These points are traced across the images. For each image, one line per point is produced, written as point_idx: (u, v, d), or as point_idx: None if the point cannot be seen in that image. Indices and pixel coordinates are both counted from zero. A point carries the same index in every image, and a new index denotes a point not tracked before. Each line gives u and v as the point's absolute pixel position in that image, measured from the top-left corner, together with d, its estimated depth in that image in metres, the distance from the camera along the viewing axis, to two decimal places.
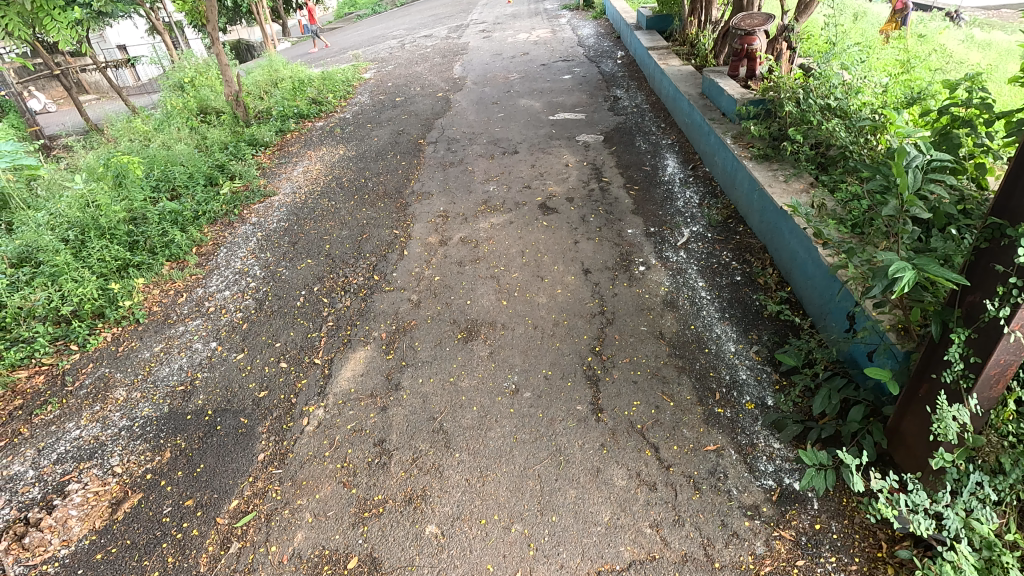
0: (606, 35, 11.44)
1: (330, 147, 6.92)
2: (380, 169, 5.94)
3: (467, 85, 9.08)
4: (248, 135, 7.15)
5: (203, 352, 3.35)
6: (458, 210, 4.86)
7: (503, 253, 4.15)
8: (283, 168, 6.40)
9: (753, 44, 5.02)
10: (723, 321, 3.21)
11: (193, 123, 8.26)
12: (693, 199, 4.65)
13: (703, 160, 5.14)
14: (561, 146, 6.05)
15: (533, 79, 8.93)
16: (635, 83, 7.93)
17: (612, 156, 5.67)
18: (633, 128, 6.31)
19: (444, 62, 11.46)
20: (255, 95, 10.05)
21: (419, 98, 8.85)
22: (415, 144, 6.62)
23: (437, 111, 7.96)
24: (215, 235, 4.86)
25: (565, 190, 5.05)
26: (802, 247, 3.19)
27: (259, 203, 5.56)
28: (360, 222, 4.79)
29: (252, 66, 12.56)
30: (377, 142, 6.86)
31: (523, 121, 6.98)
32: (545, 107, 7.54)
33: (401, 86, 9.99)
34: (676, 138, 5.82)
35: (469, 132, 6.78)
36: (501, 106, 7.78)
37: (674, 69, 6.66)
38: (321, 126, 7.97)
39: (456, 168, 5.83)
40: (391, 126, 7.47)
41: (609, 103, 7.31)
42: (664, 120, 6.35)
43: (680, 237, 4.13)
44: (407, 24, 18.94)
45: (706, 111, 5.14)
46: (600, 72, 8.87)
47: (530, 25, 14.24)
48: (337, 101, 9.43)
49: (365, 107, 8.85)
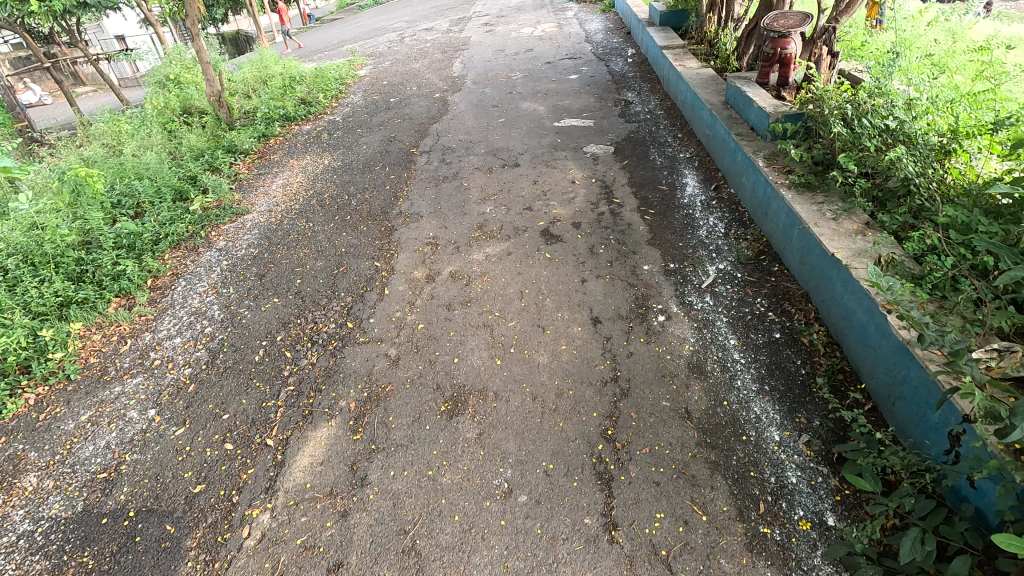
0: (616, 30, 10.78)
1: (315, 155, 6.35)
2: (366, 183, 5.37)
3: (466, 85, 8.47)
4: (226, 142, 6.59)
5: (137, 425, 2.81)
6: (449, 237, 4.29)
7: (498, 293, 3.58)
8: (261, 180, 5.84)
9: (788, 48, 4.39)
10: (763, 395, 2.64)
11: (172, 127, 7.70)
12: (717, 227, 4.06)
13: (727, 179, 4.54)
14: (566, 159, 5.45)
15: (537, 79, 8.30)
16: (647, 86, 7.31)
17: (624, 172, 5.07)
18: (646, 138, 5.71)
19: (443, 58, 10.85)
20: (242, 94, 9.48)
21: (415, 99, 8.25)
22: (407, 153, 6.04)
23: (433, 114, 7.37)
24: (175, 264, 4.30)
25: (571, 213, 4.48)
26: (859, 305, 2.62)
27: (230, 222, 5.00)
28: (337, 250, 4.22)
29: (243, 61, 11.97)
30: (366, 150, 6.28)
31: (525, 128, 6.39)
32: (549, 111, 6.93)
33: (396, 84, 9.39)
34: (696, 151, 5.22)
35: (466, 140, 6.19)
36: (502, 110, 7.18)
37: (692, 72, 6.04)
38: (308, 130, 7.40)
39: (450, 183, 5.25)
40: (383, 131, 6.89)
41: (619, 107, 6.70)
42: (680, 130, 5.74)
43: (704, 276, 3.56)
44: (408, 17, 18.29)
45: (732, 124, 4.55)
46: (610, 71, 8.25)
47: (534, 18, 13.57)
48: (328, 101, 8.84)
49: (357, 108, 8.27)
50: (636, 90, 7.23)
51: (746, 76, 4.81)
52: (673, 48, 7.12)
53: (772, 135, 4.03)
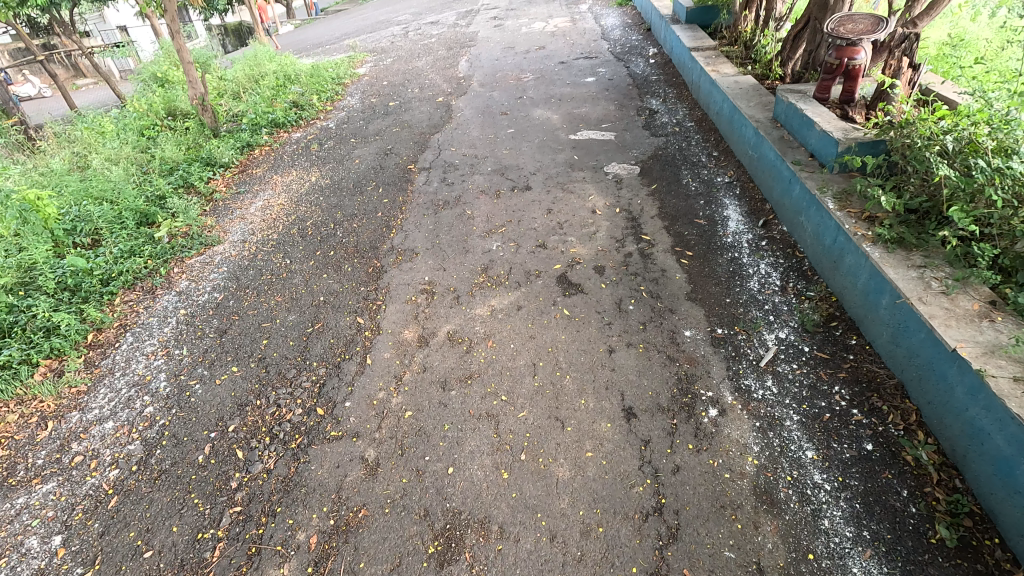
0: (634, 26, 10.02)
1: (301, 171, 5.67)
2: (356, 208, 4.70)
3: (472, 88, 7.77)
4: (204, 155, 5.94)
5: (35, 562, 2.18)
6: (448, 283, 3.61)
7: (505, 366, 2.90)
8: (239, 201, 5.18)
9: (856, 58, 3.64)
10: (864, 548, 1.96)
11: (152, 134, 7.07)
12: (771, 279, 3.36)
13: (778, 214, 3.83)
14: (585, 182, 4.75)
15: (550, 82, 7.57)
16: (673, 92, 6.56)
17: (653, 200, 4.36)
18: (676, 157, 4.99)
19: (449, 56, 10.14)
20: (231, 95, 8.82)
21: (416, 104, 7.54)
22: (404, 171, 5.36)
23: (435, 122, 6.66)
24: (125, 311, 3.65)
25: (592, 253, 3.79)
26: (998, 429, 1.93)
27: (197, 255, 4.34)
28: (314, 298, 3.56)
29: (238, 59, 11.30)
30: (358, 165, 5.60)
31: (538, 141, 5.69)
32: (564, 120, 6.22)
33: (397, 85, 8.68)
34: (736, 175, 4.51)
35: (470, 155, 5.50)
36: (511, 118, 6.48)
37: (728, 80, 5.30)
38: (297, 139, 6.73)
39: (450, 209, 4.56)
40: (379, 142, 6.20)
41: (643, 117, 5.96)
42: (715, 148, 5.02)
43: (762, 349, 2.86)
44: (414, 9, 17.54)
45: (785, 148, 3.82)
46: (630, 73, 7.51)
47: (546, 11, 12.79)
48: (322, 104, 8.17)
49: (352, 112, 7.59)
50: (661, 97, 6.49)
51: (799, 88, 4.11)
52: (703, 49, 6.37)
53: (841, 167, 3.32)
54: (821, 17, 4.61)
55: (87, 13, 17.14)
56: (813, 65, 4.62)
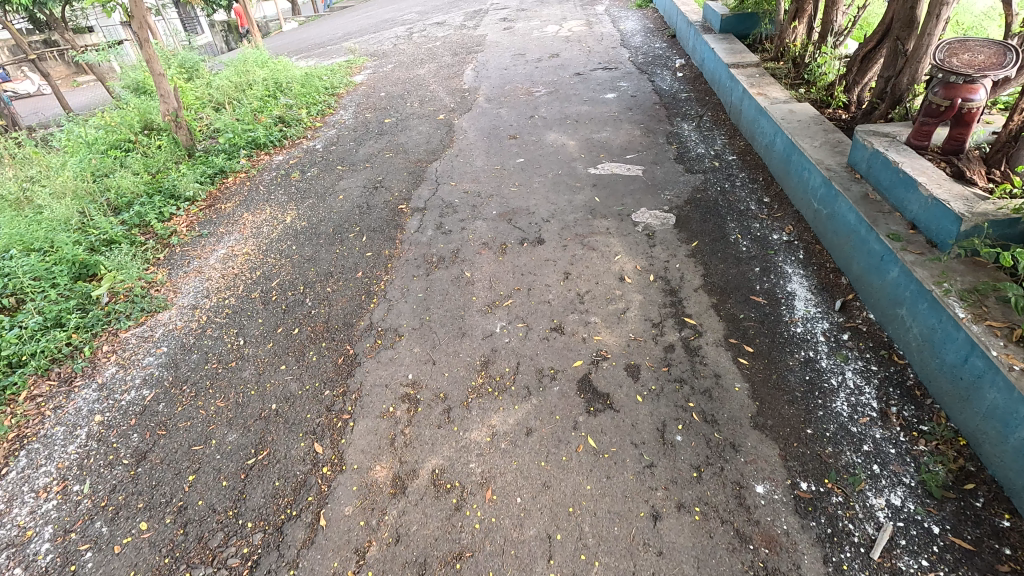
0: (657, 32, 9.16)
1: (276, 209, 4.88)
2: (332, 264, 3.92)
3: (478, 104, 6.96)
4: (168, 187, 5.17)
5: None
6: (436, 386, 2.81)
7: (508, 539, 2.10)
8: (199, 248, 4.40)
9: (973, 101, 2.79)
10: None
11: (118, 156, 6.32)
12: (865, 399, 2.53)
13: (863, 297, 2.99)
14: (609, 236, 3.92)
15: (565, 98, 6.73)
16: (708, 115, 5.71)
17: (695, 266, 3.53)
18: (719, 203, 4.15)
19: (454, 63, 9.32)
20: (215, 107, 8.06)
21: (414, 122, 6.72)
22: (394, 212, 4.55)
23: (434, 146, 5.85)
24: (26, 414, 2.88)
25: (622, 345, 2.97)
26: None
27: (136, 324, 3.56)
28: (264, 404, 2.77)
29: (229, 65, 10.53)
30: (342, 202, 4.80)
31: (551, 175, 4.87)
32: (582, 147, 5.39)
33: (396, 98, 7.87)
34: (797, 232, 3.67)
35: (472, 194, 4.68)
36: (521, 142, 5.66)
37: (781, 108, 4.43)
38: (278, 163, 5.96)
39: (446, 269, 3.75)
40: (369, 171, 5.39)
41: (674, 147, 5.12)
42: (766, 193, 4.17)
43: (871, 525, 2.04)
44: (421, 8, 16.71)
45: (874, 212, 2.98)
46: (656, 89, 6.66)
47: (559, 13, 11.92)
48: (312, 119, 7.39)
49: (343, 131, 6.80)
50: (693, 121, 5.64)
51: (884, 130, 3.23)
52: (744, 67, 5.51)
53: (964, 251, 2.47)
54: (905, 37, 3.76)
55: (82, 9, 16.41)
56: (893, 95, 3.76)
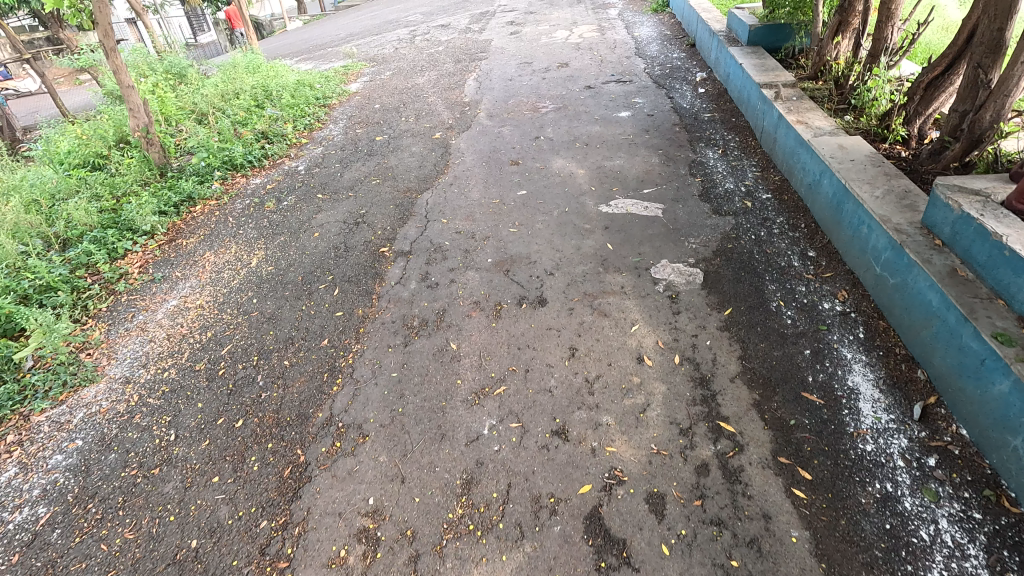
0: (675, 40, 8.51)
1: (243, 247, 4.29)
2: (295, 326, 3.31)
3: (478, 121, 6.35)
4: (125, 220, 4.59)
5: None
6: (403, 518, 2.20)
7: None
8: (148, 297, 3.81)
9: None
10: None
11: (82, 177, 5.76)
12: (971, 567, 1.89)
13: (953, 405, 2.35)
14: (624, 297, 3.29)
15: (574, 116, 6.10)
16: (736, 141, 5.05)
17: (730, 344, 2.89)
18: (755, 257, 3.51)
19: (456, 71, 8.72)
20: (198, 118, 7.51)
21: (408, 140, 6.11)
22: (374, 256, 3.94)
23: (427, 171, 5.24)
24: None
25: (642, 461, 2.34)
26: None
27: (53, 403, 2.96)
28: (182, 541, 2.18)
29: (219, 71, 9.96)
30: (317, 242, 4.20)
31: (557, 213, 4.25)
32: (592, 177, 4.76)
33: (391, 111, 7.26)
34: (854, 302, 3.02)
35: (465, 235, 4.07)
36: (524, 169, 5.04)
37: (829, 142, 3.78)
38: (254, 188, 5.37)
39: (427, 337, 3.13)
40: (352, 202, 4.79)
41: (699, 181, 4.48)
42: (810, 245, 3.53)
43: None
44: (426, 9, 16.11)
45: (969, 297, 2.32)
46: (676, 107, 6.02)
47: (569, 18, 11.28)
48: (299, 134, 6.81)
49: (331, 149, 6.22)
50: (719, 148, 4.99)
51: (974, 185, 2.59)
52: (779, 87, 4.86)
53: None
54: (988, 65, 3.11)
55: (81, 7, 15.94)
56: (971, 135, 3.12)
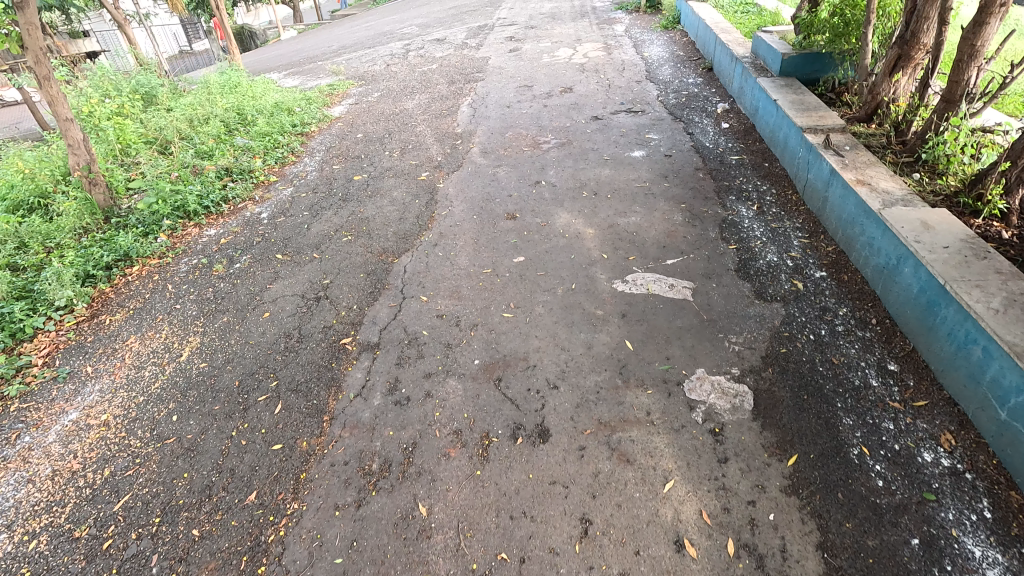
0: (690, 62, 7.77)
1: (176, 330, 3.50)
2: (217, 466, 2.52)
3: (470, 159, 5.59)
4: (39, 290, 3.79)
5: None
6: None
7: None
8: (43, 406, 3.00)
9: None
10: None
11: (8, 224, 4.95)
12: None
13: None
14: (651, 432, 2.50)
15: (580, 156, 5.34)
16: (773, 194, 4.27)
17: (803, 520, 2.09)
18: (819, 369, 2.71)
19: (449, 94, 7.97)
20: (159, 150, 6.74)
21: (390, 181, 5.35)
22: (332, 352, 3.15)
23: (408, 225, 4.45)
24: None
25: None
26: None
27: None
28: None
29: (193, 91, 9.21)
30: (266, 327, 3.41)
31: (561, 291, 3.46)
32: (603, 239, 3.98)
33: (374, 143, 6.49)
34: (969, 456, 2.23)
35: (448, 323, 3.28)
36: (522, 226, 4.26)
37: (909, 216, 2.99)
38: (206, 243, 4.60)
39: (389, 492, 2.33)
40: (316, 266, 4.01)
41: (733, 250, 3.69)
42: (889, 355, 2.74)
43: None
44: (421, 21, 15.42)
45: None
46: (697, 146, 5.26)
47: (573, 34, 10.55)
48: (269, 170, 6.05)
49: (301, 190, 5.45)
50: (753, 203, 4.21)
51: None
52: (827, 133, 4.09)
53: None
54: None
55: (61, 16, 15.27)
56: None
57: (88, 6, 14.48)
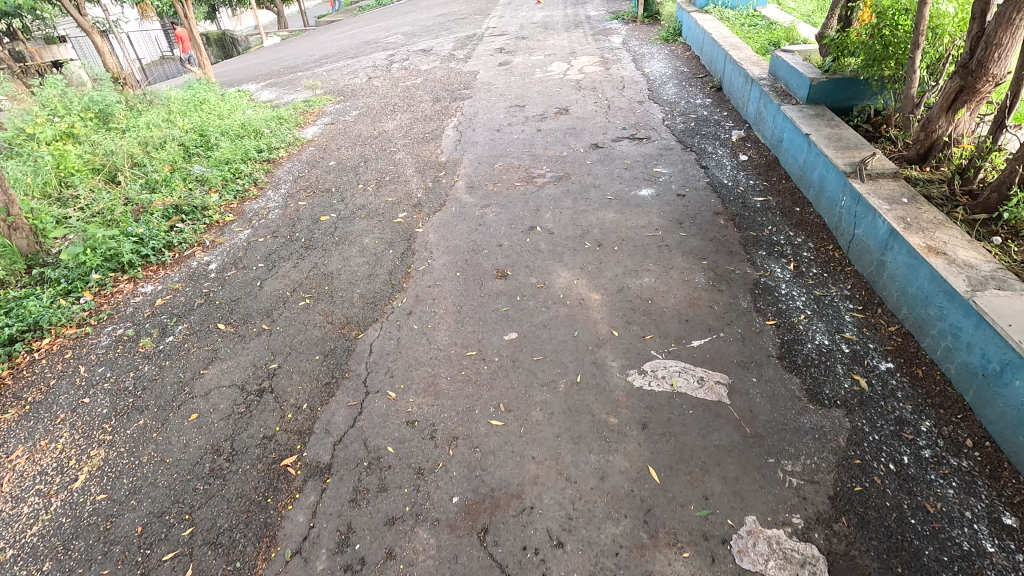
0: (696, 80, 7.14)
1: (77, 437, 2.77)
2: None
3: (454, 197, 4.90)
4: None
5: None
6: None
7: None
8: None
9: None
10: None
11: None
12: None
13: None
14: None
15: (580, 195, 4.67)
16: (810, 250, 3.61)
17: None
18: (910, 522, 2.04)
19: (433, 114, 7.29)
20: (103, 180, 5.99)
21: (361, 222, 4.65)
22: (270, 479, 2.44)
23: (378, 283, 3.75)
24: None
25: None
26: None
27: None
28: None
29: (154, 108, 8.44)
30: (189, 436, 2.69)
31: (564, 386, 2.77)
32: (612, 308, 3.29)
33: (347, 173, 5.79)
34: None
35: (420, 435, 2.58)
36: (514, 287, 3.57)
37: (1010, 305, 2.33)
38: (137, 305, 3.86)
39: None
40: (264, 343, 3.30)
41: (772, 327, 3.03)
42: (1000, 501, 2.07)
43: None
44: (407, 30, 14.75)
45: None
46: (713, 183, 4.60)
47: (567, 46, 9.92)
48: (225, 206, 5.32)
49: (259, 234, 4.73)
50: (788, 260, 3.56)
51: None
52: (876, 180, 3.44)
53: None
54: None
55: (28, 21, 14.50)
56: None
57: (51, 13, 13.62)
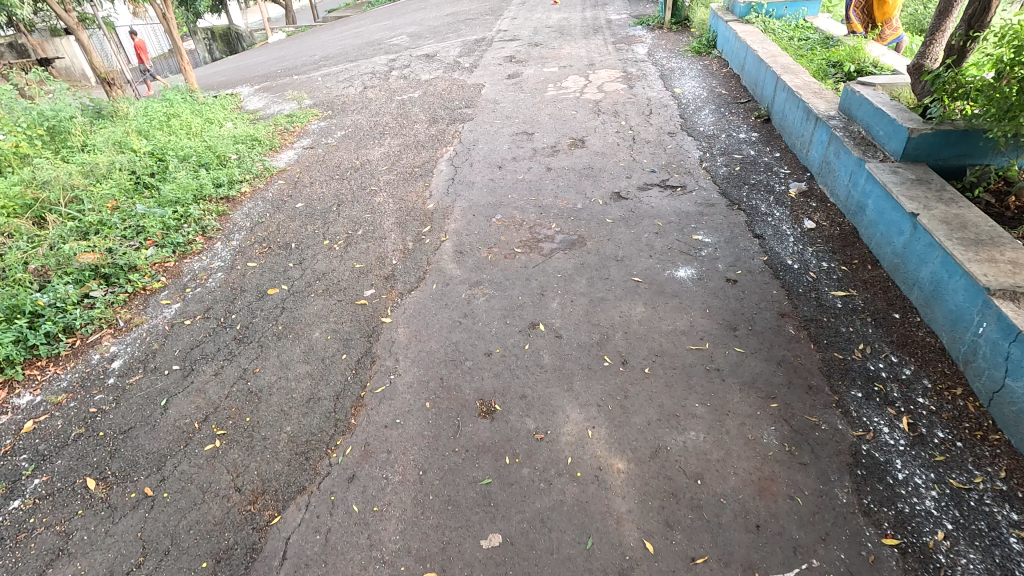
0: (736, 106, 6.01)
1: None
2: None
3: (436, 267, 3.86)
4: None
5: None
6: None
7: None
8: None
9: None
10: None
11: None
12: None
13: None
14: None
15: (598, 273, 3.59)
16: (927, 394, 2.52)
17: None
18: None
19: (427, 140, 6.25)
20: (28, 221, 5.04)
21: (315, 302, 3.63)
22: None
23: (317, 416, 2.73)
24: None
25: None
26: None
27: None
28: None
29: (117, 122, 7.49)
30: None
31: None
32: (643, 491, 2.24)
33: (314, 220, 4.78)
34: None
35: None
36: (504, 437, 2.52)
37: None
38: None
39: None
40: (136, 526, 2.28)
41: (894, 553, 1.95)
42: None
43: None
44: (413, 30, 13.71)
45: None
46: (773, 263, 3.50)
47: (586, 56, 8.80)
48: (159, 264, 4.33)
49: (187, 311, 3.73)
50: (896, 412, 2.47)
51: None
52: None
53: None
54: None
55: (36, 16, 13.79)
56: None
57: (38, 7, 12.70)
